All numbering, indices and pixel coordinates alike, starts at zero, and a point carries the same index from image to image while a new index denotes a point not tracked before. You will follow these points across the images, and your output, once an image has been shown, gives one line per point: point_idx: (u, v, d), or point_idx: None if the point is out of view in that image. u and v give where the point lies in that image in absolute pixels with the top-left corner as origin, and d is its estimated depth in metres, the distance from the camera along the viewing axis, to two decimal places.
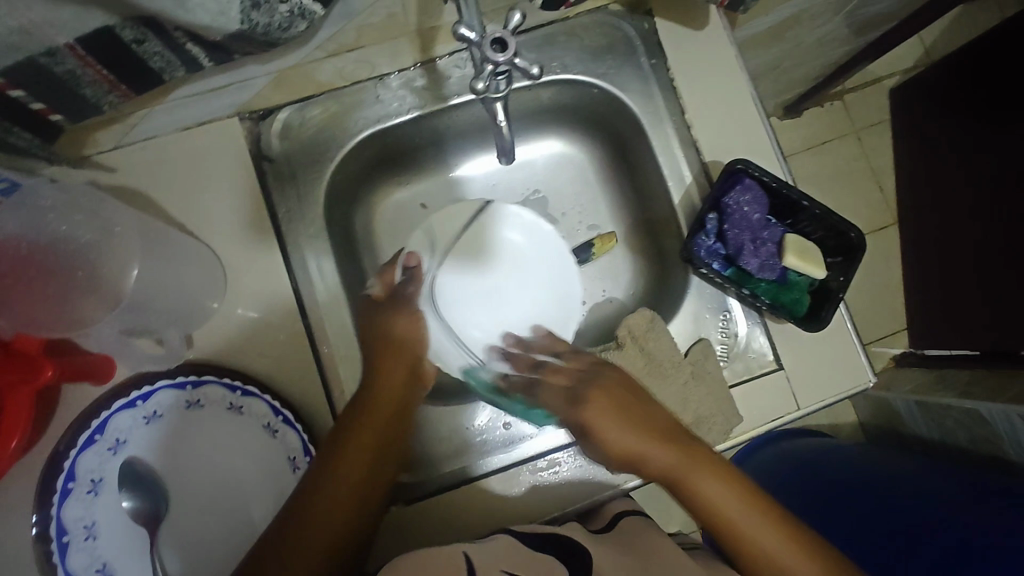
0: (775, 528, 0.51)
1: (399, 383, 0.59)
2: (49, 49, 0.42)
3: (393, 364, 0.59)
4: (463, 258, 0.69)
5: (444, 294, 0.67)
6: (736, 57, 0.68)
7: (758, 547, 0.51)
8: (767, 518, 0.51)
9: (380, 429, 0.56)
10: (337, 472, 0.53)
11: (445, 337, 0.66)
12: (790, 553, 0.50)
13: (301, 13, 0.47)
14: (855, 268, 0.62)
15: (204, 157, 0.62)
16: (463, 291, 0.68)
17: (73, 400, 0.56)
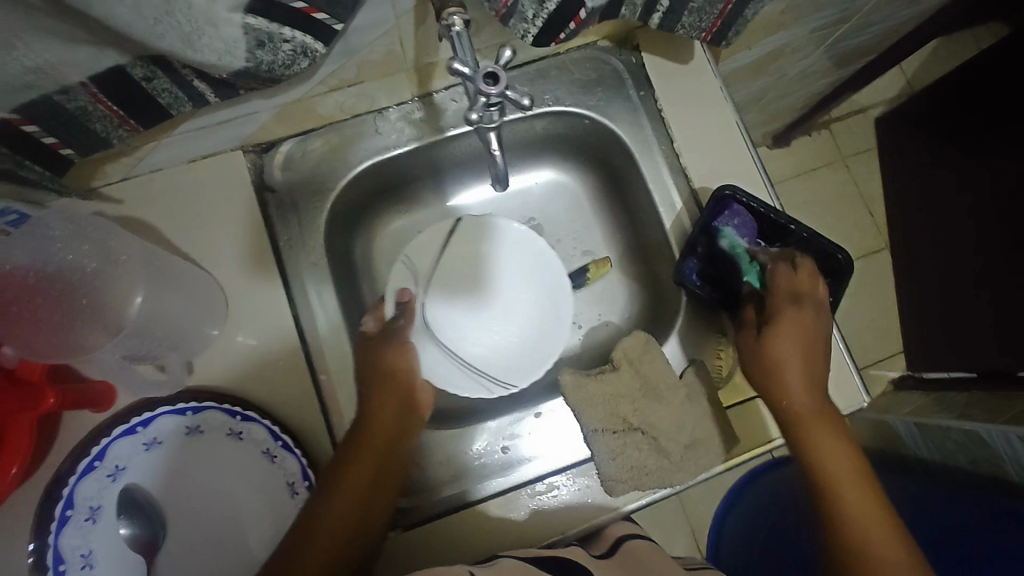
0: (874, 510, 0.51)
1: (398, 405, 0.59)
2: (64, 87, 0.44)
3: (391, 387, 0.59)
4: (446, 277, 0.69)
5: (438, 322, 0.68)
6: (720, 88, 0.71)
7: (848, 516, 0.51)
8: (868, 494, 0.52)
9: (378, 451, 0.55)
10: (340, 492, 0.52)
11: (439, 362, 0.67)
12: (877, 532, 0.50)
13: (303, 50, 0.49)
14: (843, 289, 0.64)
15: (208, 188, 0.64)
16: (450, 311, 0.69)
17: (73, 428, 0.56)
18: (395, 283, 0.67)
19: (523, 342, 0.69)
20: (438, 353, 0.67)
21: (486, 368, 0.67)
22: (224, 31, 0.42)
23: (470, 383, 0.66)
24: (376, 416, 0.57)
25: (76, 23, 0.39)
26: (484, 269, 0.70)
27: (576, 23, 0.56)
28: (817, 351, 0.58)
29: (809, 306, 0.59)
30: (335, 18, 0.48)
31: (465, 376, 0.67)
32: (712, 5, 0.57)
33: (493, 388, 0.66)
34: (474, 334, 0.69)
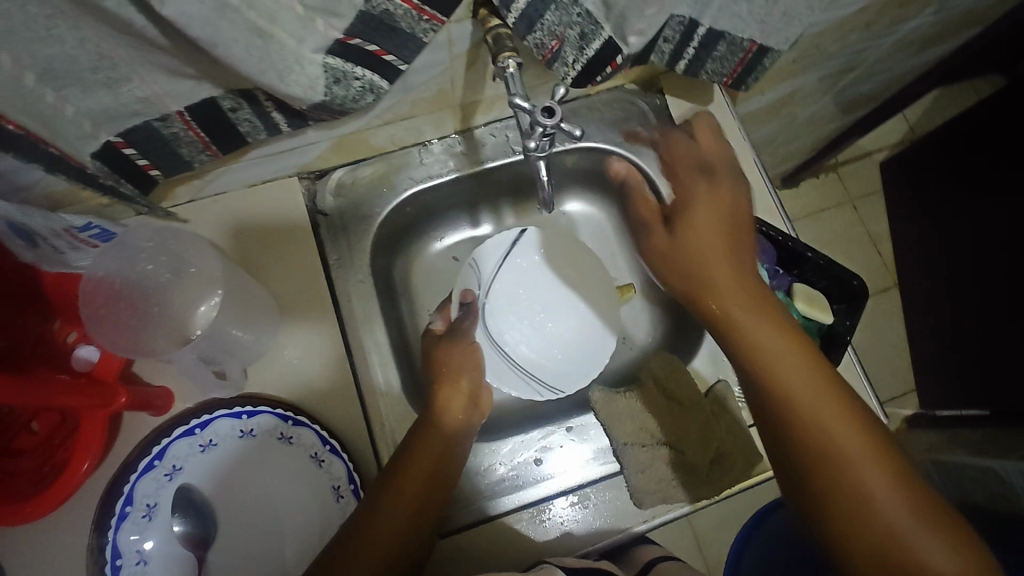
0: (834, 398, 0.49)
1: (453, 420, 0.63)
2: (163, 114, 0.50)
3: (447, 404, 0.63)
4: (507, 286, 0.77)
5: (495, 326, 0.75)
6: (738, 129, 0.77)
7: (816, 416, 0.48)
8: (824, 386, 0.49)
9: (433, 461, 0.59)
10: (396, 496, 0.55)
11: (497, 363, 0.73)
12: (843, 425, 0.48)
13: (370, 87, 0.54)
14: (860, 313, 0.68)
15: (267, 209, 0.69)
16: (509, 317, 0.76)
17: (133, 429, 0.60)
18: (462, 283, 0.74)
19: (570, 353, 0.76)
20: (495, 355, 0.73)
21: (536, 373, 0.74)
22: (308, 69, 0.48)
23: (523, 386, 0.73)
24: (431, 429, 0.61)
25: (186, 60, 0.45)
26: (538, 282, 0.77)
27: (612, 68, 0.62)
28: (738, 242, 0.57)
29: (718, 181, 0.61)
30: (400, 59, 0.53)
31: (519, 378, 0.73)
32: (733, 54, 0.63)
33: (543, 392, 0.72)
34: (528, 341, 0.76)
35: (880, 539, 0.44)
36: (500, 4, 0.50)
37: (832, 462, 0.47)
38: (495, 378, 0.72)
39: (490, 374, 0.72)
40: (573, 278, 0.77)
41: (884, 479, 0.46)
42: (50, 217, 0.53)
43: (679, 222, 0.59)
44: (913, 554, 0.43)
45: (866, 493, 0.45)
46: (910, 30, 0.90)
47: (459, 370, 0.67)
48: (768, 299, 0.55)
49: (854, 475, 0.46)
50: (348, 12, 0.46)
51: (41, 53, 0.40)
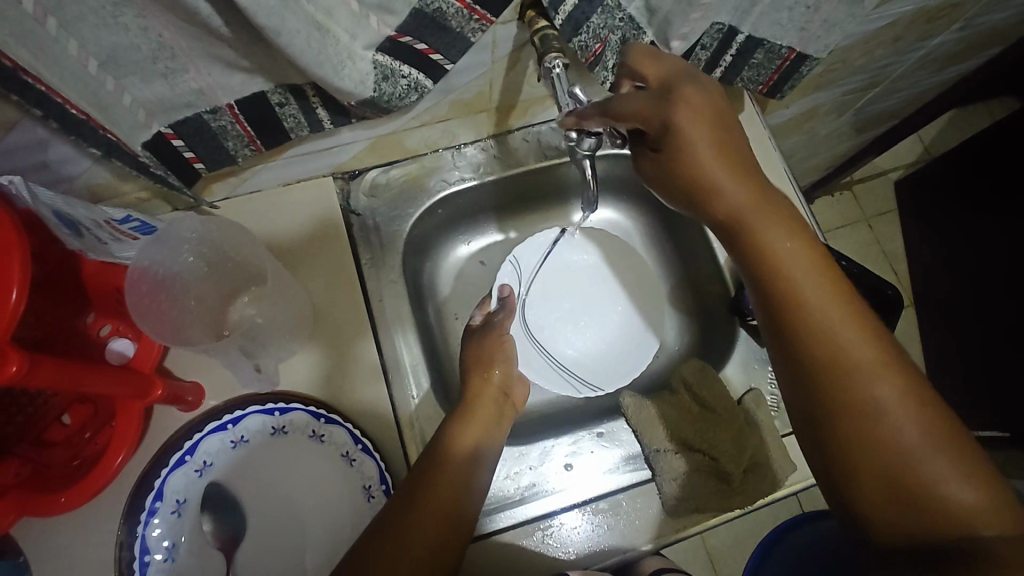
0: (855, 326, 0.45)
1: (479, 432, 0.61)
2: (214, 107, 0.51)
3: (473, 418, 0.62)
4: (546, 286, 0.78)
5: (534, 323, 0.77)
6: (768, 139, 0.77)
7: (839, 344, 0.45)
8: (848, 312, 0.46)
9: (463, 470, 0.58)
10: (424, 509, 0.54)
11: (535, 359, 0.75)
12: (858, 344, 0.45)
13: (416, 87, 0.55)
14: (895, 323, 0.67)
15: (301, 208, 0.69)
16: (547, 314, 0.78)
17: (163, 424, 0.60)
18: (502, 278, 0.76)
19: (610, 352, 0.76)
20: (534, 353, 0.75)
21: (576, 371, 0.75)
22: (359, 65, 0.49)
23: (564, 381, 0.73)
24: (456, 444, 0.59)
25: (244, 52, 0.45)
26: (578, 280, 0.79)
27: None
28: (729, 131, 0.48)
29: (702, 77, 0.49)
30: (446, 59, 0.54)
31: (558, 375, 0.74)
32: (770, 62, 0.64)
33: (583, 390, 0.73)
34: (568, 339, 0.77)
35: (894, 461, 0.42)
36: (549, 5, 0.51)
37: (848, 387, 0.44)
38: (533, 373, 0.73)
39: (529, 370, 0.74)
40: (614, 278, 0.79)
41: (903, 407, 0.43)
42: (92, 209, 0.54)
43: (671, 101, 0.47)
44: (922, 475, 0.41)
45: (882, 422, 0.43)
46: (933, 47, 0.92)
47: (490, 380, 0.67)
48: (779, 207, 0.48)
49: (872, 403, 0.43)
50: (402, 10, 0.47)
51: (106, 40, 0.41)
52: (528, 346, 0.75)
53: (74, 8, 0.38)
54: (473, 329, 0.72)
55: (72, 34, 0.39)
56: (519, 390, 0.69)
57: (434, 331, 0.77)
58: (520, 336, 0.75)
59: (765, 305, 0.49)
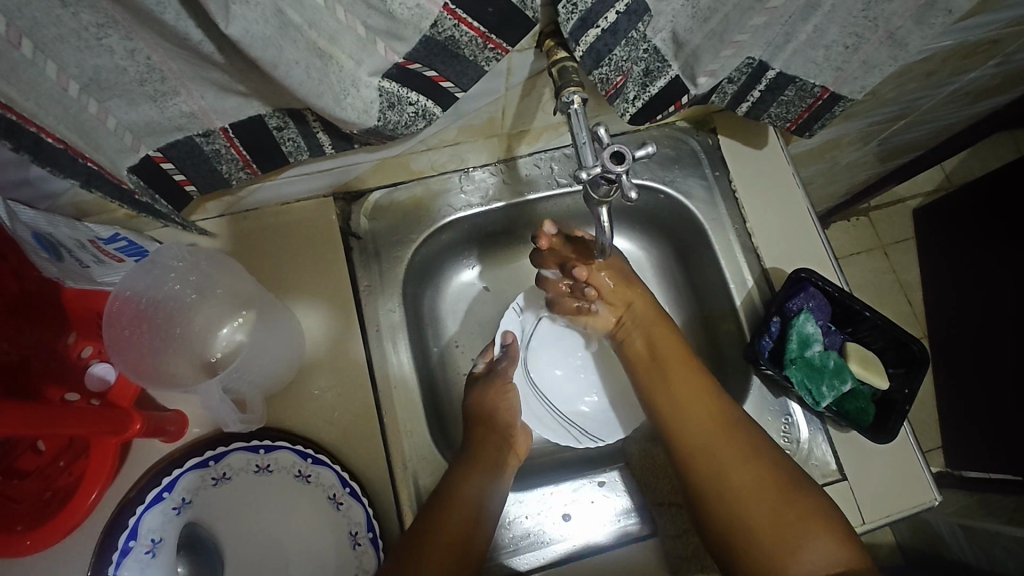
0: (724, 434, 0.58)
1: (481, 481, 0.59)
2: (207, 131, 0.47)
3: (476, 464, 0.61)
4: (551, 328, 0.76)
5: (537, 370, 0.74)
6: (792, 175, 0.73)
7: (709, 453, 0.57)
8: (713, 419, 0.58)
9: (491, 448, 0.64)
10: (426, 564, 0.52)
11: (534, 406, 0.72)
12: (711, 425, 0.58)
13: (424, 114, 0.51)
14: (919, 381, 0.62)
15: (302, 232, 0.67)
16: (550, 361, 0.75)
17: (142, 456, 0.57)
18: (505, 325, 0.73)
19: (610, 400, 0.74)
20: (533, 397, 0.73)
21: (575, 421, 0.72)
22: (364, 93, 0.45)
23: (564, 429, 0.71)
24: (457, 494, 0.57)
25: (239, 77, 0.42)
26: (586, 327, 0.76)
27: (675, 107, 0.59)
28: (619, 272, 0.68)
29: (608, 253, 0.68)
30: (457, 86, 0.50)
31: (557, 423, 0.72)
32: (801, 99, 0.60)
33: (582, 439, 0.70)
34: (570, 388, 0.75)
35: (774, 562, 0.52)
36: (569, 36, 0.47)
37: (725, 490, 0.56)
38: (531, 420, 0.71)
39: (527, 416, 0.71)
40: None
41: (778, 507, 0.54)
42: (77, 227, 0.52)
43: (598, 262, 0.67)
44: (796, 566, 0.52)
45: (762, 525, 0.54)
46: (967, 81, 0.87)
47: (492, 423, 0.66)
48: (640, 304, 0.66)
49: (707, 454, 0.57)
50: (411, 36, 0.43)
51: (89, 63, 0.38)
52: (526, 391, 0.73)
53: (52, 30, 0.35)
54: (475, 378, 0.70)
55: (50, 56, 0.36)
56: (523, 436, 0.68)
57: (432, 360, 0.74)
58: (522, 379, 0.73)
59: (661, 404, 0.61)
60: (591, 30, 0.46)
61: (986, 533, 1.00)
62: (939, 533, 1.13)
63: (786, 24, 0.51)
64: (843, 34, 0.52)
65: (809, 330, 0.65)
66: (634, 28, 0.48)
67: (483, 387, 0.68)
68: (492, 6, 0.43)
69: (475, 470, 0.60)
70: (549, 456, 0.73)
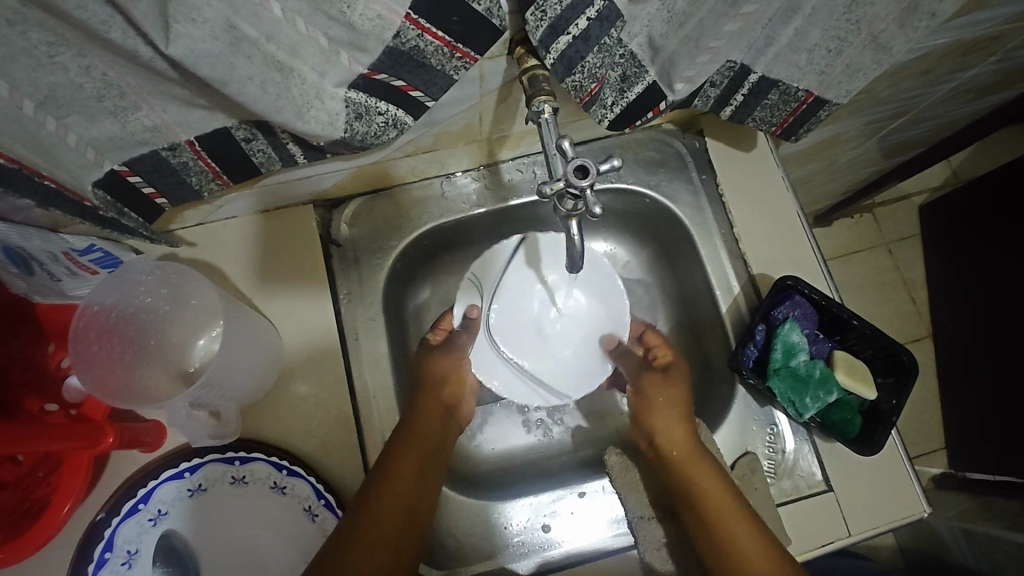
0: (680, 419, 0.63)
1: (419, 480, 0.58)
2: (172, 144, 0.47)
3: (412, 449, 0.59)
4: (507, 290, 0.68)
5: (500, 331, 0.68)
6: (781, 179, 0.71)
7: (674, 437, 0.62)
8: (685, 425, 0.63)
9: (437, 420, 0.64)
10: (361, 560, 0.51)
11: (490, 362, 0.69)
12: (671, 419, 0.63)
13: (394, 124, 0.50)
14: (908, 392, 0.61)
15: (281, 238, 0.66)
16: (513, 325, 0.69)
17: (122, 467, 0.57)
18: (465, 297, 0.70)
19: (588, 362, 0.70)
20: (495, 360, 0.69)
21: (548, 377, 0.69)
22: (329, 105, 0.44)
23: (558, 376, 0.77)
24: (400, 489, 0.56)
25: (199, 91, 0.41)
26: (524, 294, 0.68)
27: (654, 113, 0.58)
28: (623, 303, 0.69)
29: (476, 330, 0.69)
30: (427, 96, 0.49)
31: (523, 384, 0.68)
32: (786, 104, 0.59)
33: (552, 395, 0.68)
34: (532, 348, 0.68)
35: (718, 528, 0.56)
36: (540, 44, 0.46)
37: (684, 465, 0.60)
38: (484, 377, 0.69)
39: (487, 378, 0.69)
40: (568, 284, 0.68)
41: (727, 505, 0.56)
42: (50, 238, 0.50)
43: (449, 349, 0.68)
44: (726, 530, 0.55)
45: (731, 530, 0.55)
46: (967, 78, 0.85)
47: (435, 402, 0.64)
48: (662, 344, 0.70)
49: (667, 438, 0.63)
50: (374, 48, 0.42)
51: (44, 81, 0.37)
52: (484, 350, 0.69)
53: (1, 49, 0.34)
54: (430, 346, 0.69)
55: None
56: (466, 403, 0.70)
57: None
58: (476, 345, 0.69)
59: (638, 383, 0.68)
60: (562, 37, 0.45)
61: (986, 538, 0.97)
62: (939, 538, 1.10)
63: (766, 27, 0.49)
64: (824, 37, 0.51)
65: (795, 339, 0.64)
66: (607, 34, 0.46)
67: (431, 353, 0.67)
68: (457, 15, 0.42)
69: (405, 460, 0.57)
70: (532, 465, 0.73)
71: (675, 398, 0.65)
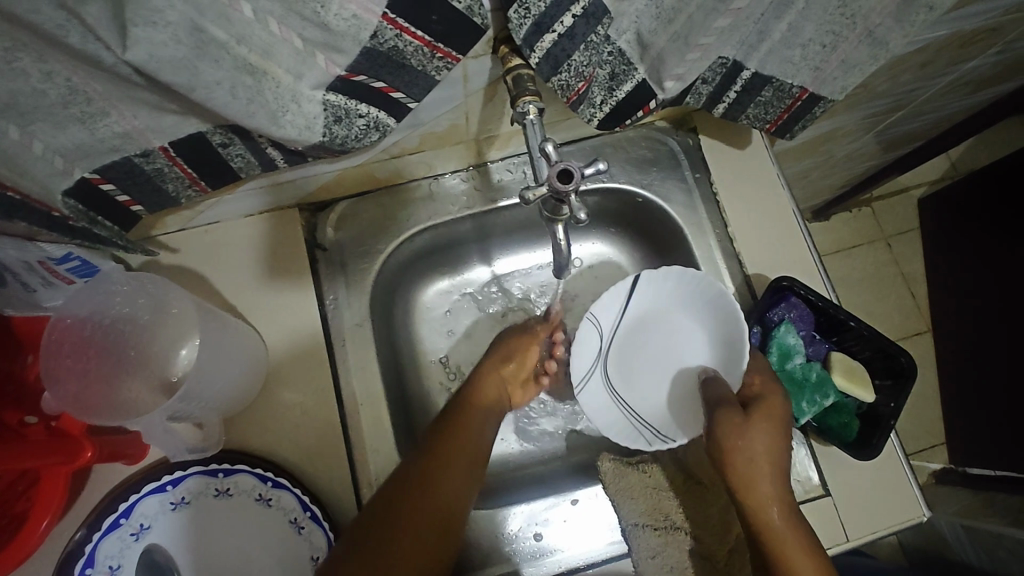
0: (779, 486, 0.51)
1: (455, 485, 0.53)
2: (145, 150, 0.45)
3: (453, 450, 0.55)
4: (624, 333, 0.69)
5: (618, 366, 0.69)
6: (777, 177, 0.70)
7: (758, 475, 0.51)
8: (776, 470, 0.51)
9: (480, 418, 0.60)
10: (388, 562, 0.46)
11: (598, 397, 0.68)
12: (770, 486, 0.51)
13: (376, 126, 0.49)
14: (907, 393, 0.60)
15: (264, 242, 0.65)
16: (631, 363, 0.69)
17: (103, 480, 0.56)
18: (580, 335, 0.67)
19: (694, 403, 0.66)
20: (607, 396, 0.68)
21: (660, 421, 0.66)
22: (306, 108, 0.42)
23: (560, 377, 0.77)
24: (428, 489, 0.51)
25: (169, 96, 0.40)
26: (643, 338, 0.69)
27: (644, 112, 0.56)
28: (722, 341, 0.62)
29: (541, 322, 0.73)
30: (409, 97, 0.48)
31: (627, 425, 0.66)
32: (780, 101, 0.57)
33: (654, 442, 0.65)
34: (643, 387, 0.68)
35: None
36: (523, 42, 0.44)
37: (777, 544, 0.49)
38: (591, 413, 0.67)
39: (596, 416, 0.67)
40: (666, 332, 0.68)
41: None
42: (25, 248, 0.48)
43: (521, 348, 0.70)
44: None
45: None
46: (968, 70, 0.83)
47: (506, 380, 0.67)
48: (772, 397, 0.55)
49: (761, 509, 0.50)
50: (351, 48, 0.40)
51: (4, 87, 0.36)
52: (593, 384, 0.68)
53: None
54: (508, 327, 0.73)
55: None
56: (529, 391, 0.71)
57: (405, 370, 0.72)
58: (581, 374, 0.68)
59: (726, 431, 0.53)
60: (547, 35, 0.44)
61: (987, 535, 0.97)
62: (940, 534, 1.09)
63: (758, 22, 0.48)
64: (819, 32, 0.49)
65: (791, 341, 0.63)
66: (594, 31, 0.45)
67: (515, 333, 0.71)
68: (436, 13, 0.40)
69: (447, 459, 0.54)
70: (525, 471, 0.72)
71: (776, 458, 0.52)
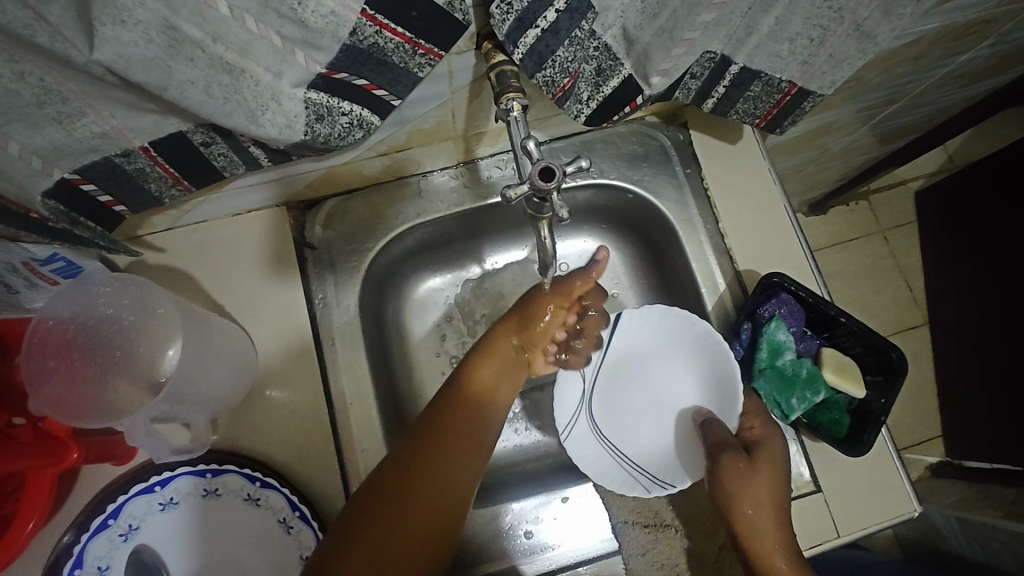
0: (778, 527, 0.53)
1: (454, 469, 0.52)
2: (126, 150, 0.45)
3: (451, 432, 0.54)
4: (607, 375, 0.70)
5: (606, 411, 0.69)
6: (769, 172, 0.70)
7: (757, 518, 0.53)
8: (774, 509, 0.54)
9: (488, 398, 0.59)
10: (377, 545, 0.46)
11: (586, 444, 0.66)
12: (769, 527, 0.53)
13: (360, 124, 0.48)
14: (897, 390, 0.60)
15: (252, 241, 0.65)
16: (618, 408, 0.69)
17: (92, 481, 0.56)
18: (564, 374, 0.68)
19: (693, 444, 0.65)
20: (595, 440, 0.67)
21: (655, 468, 0.65)
22: (287, 106, 0.42)
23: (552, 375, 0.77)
24: (420, 474, 0.51)
25: (146, 96, 0.39)
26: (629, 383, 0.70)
27: (631, 108, 0.56)
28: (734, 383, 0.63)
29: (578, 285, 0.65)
30: (393, 95, 0.47)
31: (621, 472, 0.64)
32: (769, 95, 0.57)
33: (652, 489, 0.63)
34: (634, 434, 0.68)
35: None
36: (506, 39, 0.44)
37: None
38: (580, 460, 0.65)
39: (585, 462, 0.65)
40: (653, 377, 0.70)
41: None
42: (8, 249, 0.47)
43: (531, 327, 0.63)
44: None
45: None
46: (961, 63, 0.82)
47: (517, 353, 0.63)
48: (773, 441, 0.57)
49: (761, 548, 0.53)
50: (330, 45, 0.39)
51: None
52: (579, 430, 0.67)
53: None
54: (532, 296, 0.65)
55: None
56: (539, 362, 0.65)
57: (396, 368, 0.72)
58: (566, 418, 0.67)
59: (726, 474, 0.56)
60: (530, 30, 0.43)
61: (980, 527, 0.97)
62: (935, 527, 1.10)
63: (744, 16, 0.47)
64: (807, 26, 0.48)
65: (781, 337, 0.63)
66: (577, 26, 0.44)
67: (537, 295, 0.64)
68: (416, 9, 0.40)
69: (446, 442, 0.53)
70: (517, 469, 0.72)
71: (775, 500, 0.54)
